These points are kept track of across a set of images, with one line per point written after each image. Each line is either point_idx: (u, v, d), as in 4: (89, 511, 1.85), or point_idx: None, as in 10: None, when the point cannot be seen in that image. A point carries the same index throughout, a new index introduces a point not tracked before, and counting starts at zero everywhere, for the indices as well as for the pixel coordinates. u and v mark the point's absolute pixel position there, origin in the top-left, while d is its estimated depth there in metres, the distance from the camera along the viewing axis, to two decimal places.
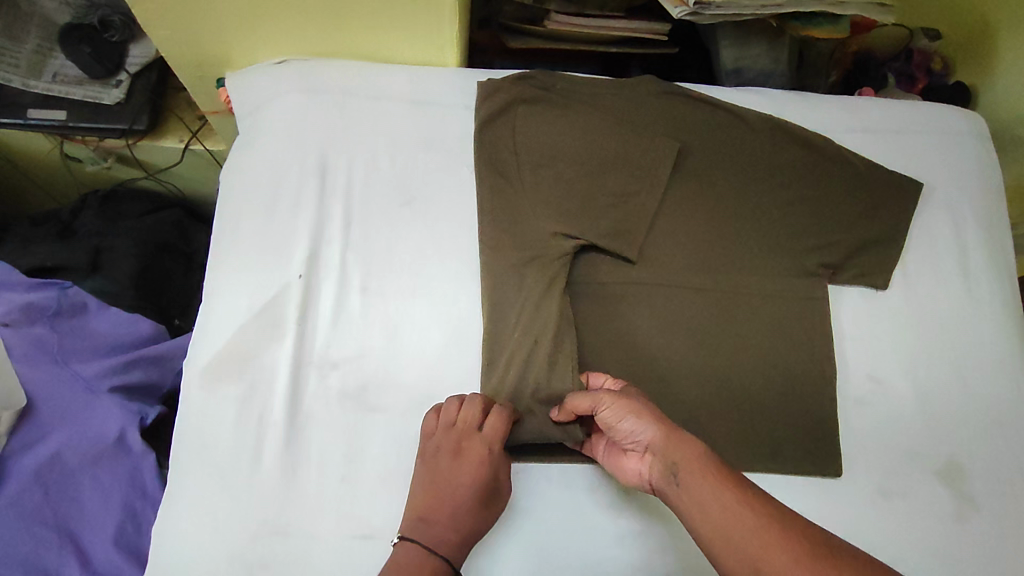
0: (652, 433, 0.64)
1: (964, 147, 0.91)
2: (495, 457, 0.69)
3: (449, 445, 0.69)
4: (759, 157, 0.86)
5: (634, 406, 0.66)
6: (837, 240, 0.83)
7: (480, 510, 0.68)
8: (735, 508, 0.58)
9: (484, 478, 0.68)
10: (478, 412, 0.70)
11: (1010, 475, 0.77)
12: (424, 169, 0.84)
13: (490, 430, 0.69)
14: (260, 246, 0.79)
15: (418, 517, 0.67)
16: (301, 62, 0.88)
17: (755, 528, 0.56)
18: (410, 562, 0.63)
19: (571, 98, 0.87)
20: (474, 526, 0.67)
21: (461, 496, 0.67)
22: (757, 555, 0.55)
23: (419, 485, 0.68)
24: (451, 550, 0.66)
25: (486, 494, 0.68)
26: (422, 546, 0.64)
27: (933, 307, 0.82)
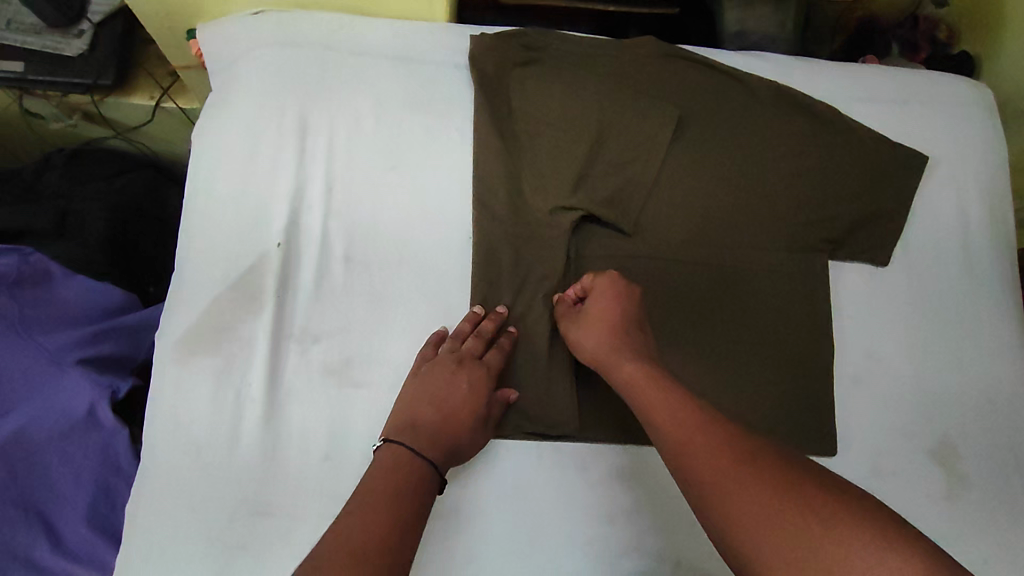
0: (609, 349, 0.67)
1: (970, 119, 0.88)
2: (488, 384, 0.69)
3: (449, 360, 0.68)
4: (761, 124, 0.83)
5: (595, 330, 0.68)
6: (839, 215, 0.80)
7: (468, 428, 0.66)
8: (686, 424, 0.57)
9: (478, 396, 0.68)
10: (483, 341, 0.70)
11: (1002, 454, 0.76)
12: (410, 132, 0.79)
13: (494, 357, 0.70)
14: (237, 210, 0.74)
15: (407, 423, 0.65)
16: (278, 14, 0.82)
17: (699, 447, 0.55)
18: (393, 466, 0.61)
19: (566, 58, 0.83)
20: (460, 438, 0.66)
21: (458, 412, 0.66)
22: (702, 474, 0.53)
23: (412, 397, 0.67)
24: (438, 456, 0.64)
25: (478, 415, 0.67)
26: (409, 448, 0.63)
27: (934, 283, 0.81)
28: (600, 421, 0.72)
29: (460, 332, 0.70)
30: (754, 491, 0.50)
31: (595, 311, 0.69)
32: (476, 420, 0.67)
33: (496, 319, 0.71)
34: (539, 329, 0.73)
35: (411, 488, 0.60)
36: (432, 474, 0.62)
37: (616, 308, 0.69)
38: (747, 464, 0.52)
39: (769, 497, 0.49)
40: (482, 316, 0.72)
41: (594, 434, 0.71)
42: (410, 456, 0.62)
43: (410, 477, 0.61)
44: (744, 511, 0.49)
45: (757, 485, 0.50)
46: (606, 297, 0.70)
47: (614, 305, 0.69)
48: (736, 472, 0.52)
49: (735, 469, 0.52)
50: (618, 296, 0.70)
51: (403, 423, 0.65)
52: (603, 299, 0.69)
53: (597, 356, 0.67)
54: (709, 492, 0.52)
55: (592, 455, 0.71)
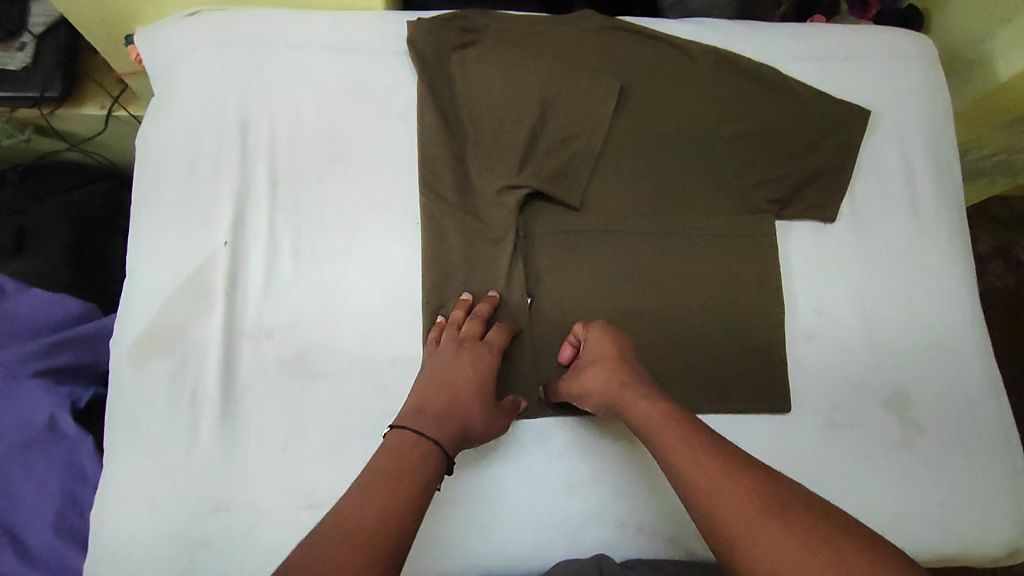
0: (615, 387, 0.65)
1: (910, 71, 0.89)
2: (491, 364, 0.69)
3: (449, 344, 0.69)
4: (703, 90, 0.83)
5: (597, 374, 0.66)
6: (785, 175, 0.81)
7: (477, 409, 0.66)
8: (710, 470, 0.54)
9: (481, 380, 0.67)
10: (482, 322, 0.71)
11: (957, 399, 0.77)
12: (353, 122, 0.79)
13: (494, 337, 0.71)
14: (182, 212, 0.74)
15: (414, 407, 0.64)
16: (214, 13, 0.82)
17: (729, 496, 0.52)
18: (400, 446, 0.60)
19: (505, 37, 0.83)
20: (470, 417, 0.65)
21: (464, 395, 0.66)
22: (730, 517, 0.51)
23: (419, 382, 0.67)
24: (446, 435, 0.62)
25: (485, 398, 0.67)
26: (414, 430, 0.61)
27: (883, 236, 0.81)
28: (559, 396, 0.73)
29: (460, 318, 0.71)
30: (788, 546, 0.48)
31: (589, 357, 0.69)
32: (484, 405, 0.66)
33: (491, 303, 0.72)
34: (483, 297, 0.74)
35: (420, 464, 0.59)
36: (441, 454, 0.61)
37: (616, 351, 0.68)
38: (781, 514, 0.50)
39: (806, 552, 0.47)
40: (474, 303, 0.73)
41: (550, 410, 0.72)
42: (417, 440, 0.61)
43: (419, 453, 0.60)
44: (776, 564, 0.47)
45: (792, 539, 0.48)
46: (598, 343, 0.69)
47: (614, 350, 0.68)
48: (770, 524, 0.50)
49: (767, 518, 0.50)
50: (611, 341, 0.69)
51: (410, 407, 0.65)
52: (595, 348, 0.69)
53: (605, 403, 0.65)
54: (742, 543, 0.49)
55: (551, 429, 0.72)
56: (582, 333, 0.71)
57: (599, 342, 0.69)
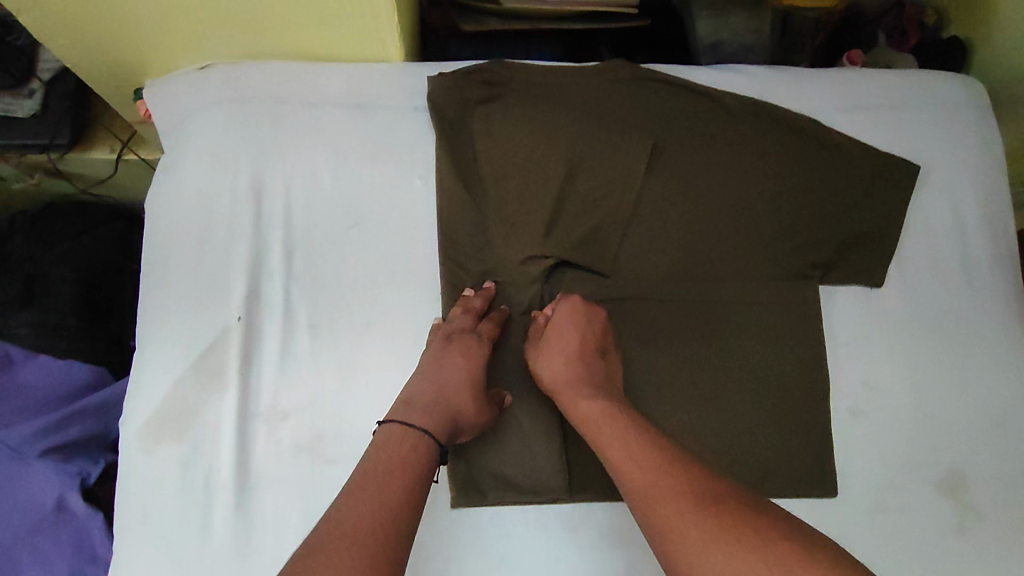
0: (566, 379, 0.66)
1: (962, 119, 0.83)
2: (482, 356, 0.68)
3: (440, 338, 0.67)
4: (739, 144, 0.79)
5: (555, 359, 0.67)
6: (826, 237, 0.77)
7: (467, 400, 0.65)
8: (642, 460, 0.56)
9: (473, 369, 0.66)
10: (473, 316, 0.69)
11: (1015, 480, 0.72)
12: (370, 185, 0.75)
13: (487, 329, 0.69)
14: (194, 282, 0.71)
15: (401, 399, 0.64)
16: (227, 67, 0.79)
17: (655, 483, 0.54)
18: (389, 437, 0.60)
19: (531, 90, 0.79)
20: (460, 409, 0.64)
21: (455, 385, 0.65)
22: (653, 501, 0.53)
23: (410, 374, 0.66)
24: (433, 424, 0.62)
25: (477, 389, 0.66)
26: (401, 420, 0.62)
27: (933, 301, 0.77)
28: (590, 479, 0.69)
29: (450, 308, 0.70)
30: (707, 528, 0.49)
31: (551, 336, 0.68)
32: (472, 395, 0.65)
33: (485, 295, 0.71)
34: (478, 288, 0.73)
35: (412, 460, 0.59)
36: (429, 441, 0.61)
37: (578, 332, 0.68)
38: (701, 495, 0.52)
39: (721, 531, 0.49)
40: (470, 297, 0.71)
41: (580, 494, 0.68)
42: (404, 433, 0.61)
43: (409, 443, 0.60)
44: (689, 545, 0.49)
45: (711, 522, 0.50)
46: (563, 325, 0.68)
47: (571, 332, 0.67)
48: (691, 505, 0.51)
49: (687, 500, 0.52)
50: (573, 322, 0.68)
51: (398, 400, 0.64)
52: (554, 329, 0.68)
53: (557, 385, 0.66)
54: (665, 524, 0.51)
55: (582, 516, 0.68)
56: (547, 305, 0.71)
57: (559, 324, 0.68)
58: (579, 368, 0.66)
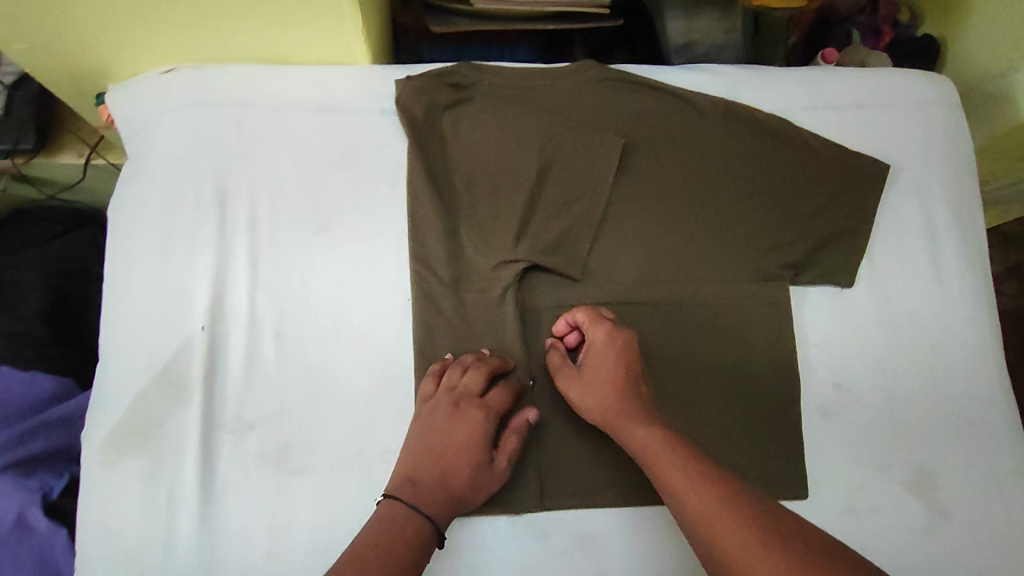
0: (612, 410, 0.64)
1: (932, 118, 0.84)
2: (490, 427, 0.66)
3: (448, 399, 0.66)
4: (711, 145, 0.79)
5: (594, 391, 0.66)
6: (798, 238, 0.77)
7: (472, 479, 0.64)
8: (710, 497, 0.56)
9: (479, 440, 0.65)
10: (484, 377, 0.67)
11: (984, 478, 0.72)
12: (337, 190, 0.74)
13: (495, 398, 0.67)
14: (156, 292, 0.70)
15: (406, 477, 0.63)
16: (190, 69, 0.77)
17: (727, 526, 0.54)
18: (391, 520, 0.60)
19: (501, 94, 0.78)
20: (464, 493, 0.64)
21: (460, 460, 0.64)
22: (729, 547, 0.53)
23: (417, 442, 0.65)
24: (438, 511, 0.62)
25: (483, 460, 0.65)
26: (407, 503, 0.61)
27: (904, 302, 0.77)
28: (561, 486, 0.68)
29: (473, 389, 0.66)
30: None
31: (586, 367, 0.67)
32: (477, 470, 0.64)
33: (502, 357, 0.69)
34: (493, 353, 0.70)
35: (411, 535, 0.60)
36: (433, 527, 0.61)
37: (619, 362, 0.67)
38: (779, 544, 0.52)
39: None
40: (468, 364, 0.68)
41: (550, 501, 0.68)
42: (410, 514, 0.61)
43: (412, 528, 0.60)
44: None
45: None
46: (602, 354, 0.67)
47: (615, 362, 0.66)
48: (768, 555, 0.51)
49: (764, 547, 0.52)
50: (616, 350, 0.67)
51: (404, 474, 0.64)
52: (600, 357, 0.67)
53: (597, 413, 0.65)
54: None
55: (552, 523, 0.68)
56: (588, 322, 0.69)
57: (597, 354, 0.67)
58: (625, 396, 0.65)
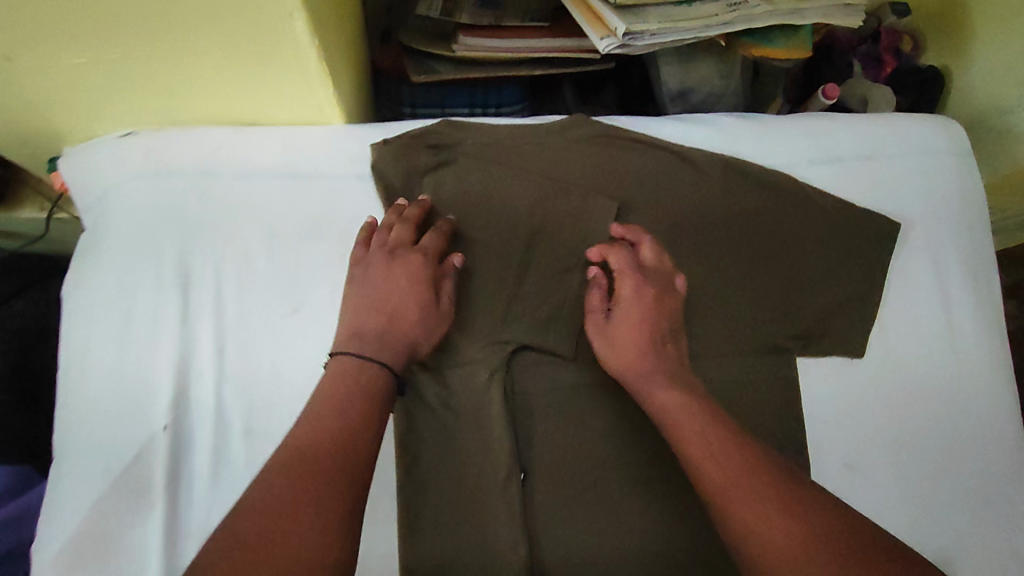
0: (634, 356, 0.63)
1: (945, 168, 0.79)
2: (430, 273, 0.66)
3: (380, 252, 0.66)
4: (711, 205, 0.74)
5: (626, 330, 0.65)
6: (804, 306, 0.73)
7: (417, 321, 0.64)
8: (728, 459, 0.53)
9: (420, 284, 0.65)
10: (413, 228, 0.68)
11: (1004, 562, 0.69)
12: (311, 266, 0.69)
13: (429, 241, 0.68)
14: (115, 386, 0.64)
15: (351, 333, 0.62)
16: (151, 135, 0.71)
17: (741, 488, 0.51)
18: (342, 374, 0.58)
19: (486, 153, 0.73)
20: (416, 337, 0.64)
21: (403, 311, 0.63)
22: (740, 508, 0.50)
23: (352, 303, 0.64)
24: (395, 357, 0.61)
25: (428, 300, 0.65)
26: (355, 355, 0.60)
27: (915, 371, 0.73)
28: None
29: (410, 218, 0.68)
30: (803, 549, 0.47)
31: (625, 302, 0.66)
32: (426, 307, 0.65)
33: (421, 206, 0.69)
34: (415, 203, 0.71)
35: (376, 389, 0.58)
36: (388, 376, 0.60)
37: (650, 316, 0.65)
38: (798, 514, 0.49)
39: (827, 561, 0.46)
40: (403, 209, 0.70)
41: None
42: (362, 374, 0.58)
43: (368, 376, 0.58)
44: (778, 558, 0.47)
45: (815, 546, 0.47)
46: (635, 305, 0.66)
47: (646, 313, 0.65)
48: (783, 517, 0.49)
49: (781, 514, 0.49)
50: (648, 300, 0.66)
51: (347, 331, 0.62)
52: (630, 311, 0.65)
53: (622, 358, 0.64)
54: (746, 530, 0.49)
55: None
56: (627, 258, 0.68)
57: (631, 306, 0.65)
58: (653, 345, 0.64)
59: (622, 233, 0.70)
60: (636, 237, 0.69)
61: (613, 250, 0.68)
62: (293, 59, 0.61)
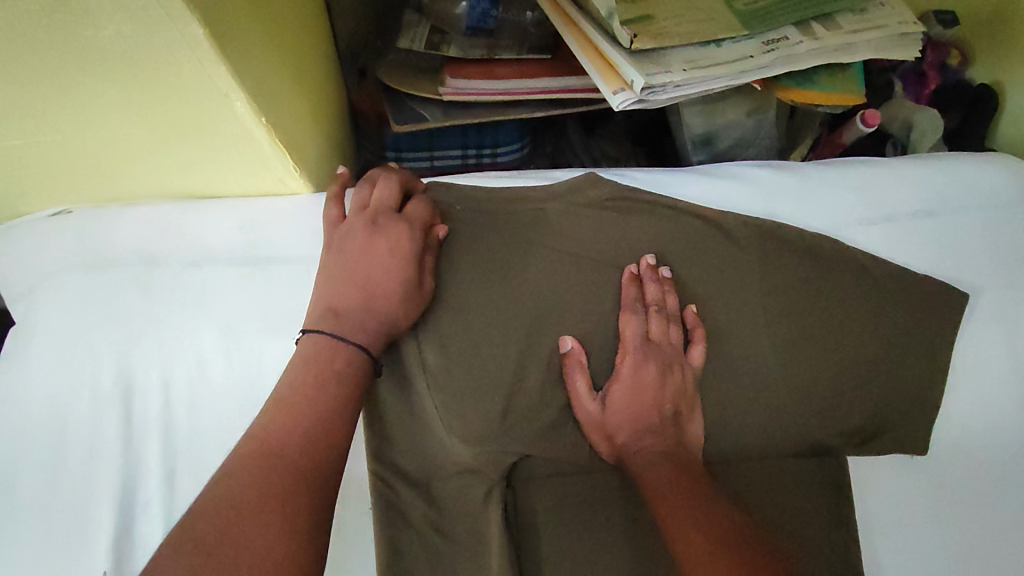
0: (635, 426, 0.57)
1: (1020, 219, 0.67)
2: (412, 238, 0.57)
3: (363, 220, 0.57)
4: (746, 278, 0.63)
5: (628, 401, 0.57)
6: (858, 396, 0.62)
7: (400, 298, 0.55)
8: (705, 536, 0.49)
9: (405, 248, 0.56)
10: (398, 196, 0.60)
11: None
12: (275, 368, 0.58)
13: (416, 212, 0.59)
14: (41, 527, 0.53)
15: (327, 309, 0.54)
16: (85, 214, 0.61)
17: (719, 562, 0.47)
18: (318, 354, 0.51)
19: (481, 222, 0.62)
20: (394, 319, 0.55)
21: (383, 279, 0.55)
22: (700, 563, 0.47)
23: (326, 273, 0.56)
24: (370, 337, 0.54)
25: (411, 269, 0.56)
26: (334, 335, 0.52)
27: (983, 468, 0.63)
28: None
29: (396, 185, 0.61)
30: None
31: (622, 381, 0.58)
32: (406, 285, 0.55)
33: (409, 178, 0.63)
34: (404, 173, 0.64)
35: (349, 376, 0.51)
36: (365, 358, 0.53)
37: (663, 386, 0.58)
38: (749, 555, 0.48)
39: None
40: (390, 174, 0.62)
41: None
42: (334, 351, 0.51)
43: (343, 360, 0.51)
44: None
45: None
46: (653, 371, 0.58)
47: (657, 384, 0.58)
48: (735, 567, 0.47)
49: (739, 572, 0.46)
50: (672, 378, 0.58)
51: (321, 309, 0.54)
52: (648, 380, 0.58)
53: (629, 427, 0.57)
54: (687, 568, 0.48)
55: None
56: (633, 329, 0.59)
57: (650, 369, 0.58)
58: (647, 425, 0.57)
59: (665, 274, 0.62)
60: (655, 300, 0.60)
61: (646, 282, 0.61)
62: (237, 136, 0.50)
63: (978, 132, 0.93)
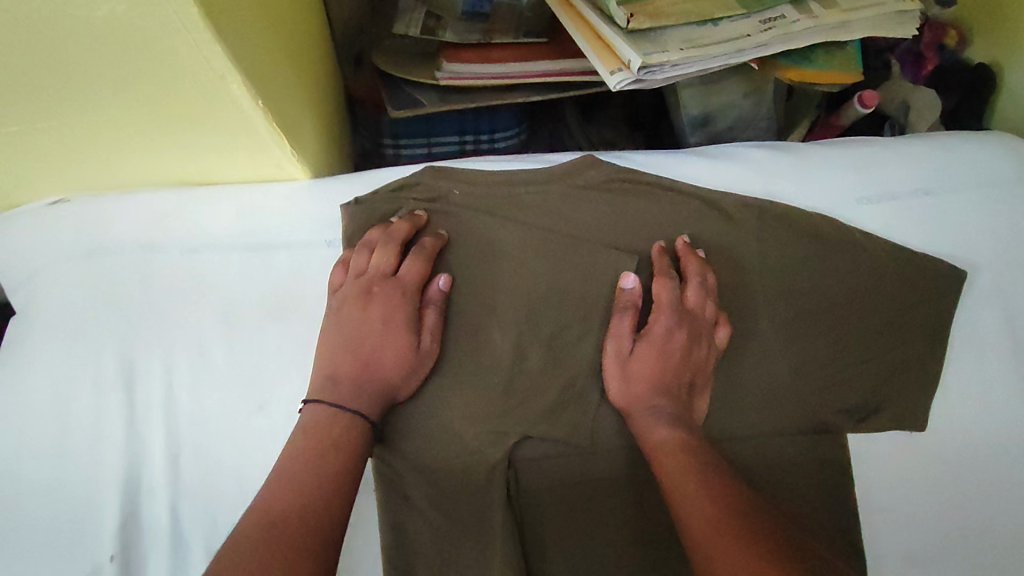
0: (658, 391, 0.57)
1: (1017, 199, 0.67)
2: (407, 306, 0.57)
3: (359, 287, 0.57)
4: (744, 259, 0.63)
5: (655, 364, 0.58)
6: (855, 375, 0.63)
7: (398, 369, 0.56)
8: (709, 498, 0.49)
9: (405, 320, 0.57)
10: (398, 250, 0.59)
11: None
12: (277, 354, 0.58)
13: (412, 269, 0.58)
14: (48, 514, 0.54)
15: (326, 375, 0.55)
16: (82, 202, 0.60)
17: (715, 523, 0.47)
18: (316, 425, 0.52)
19: (480, 204, 0.62)
20: (393, 386, 0.56)
21: (382, 352, 0.56)
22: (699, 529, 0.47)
23: (325, 340, 0.56)
24: (367, 404, 0.54)
25: (409, 341, 0.57)
26: (331, 404, 0.53)
27: (981, 445, 0.63)
28: None
29: (395, 240, 0.59)
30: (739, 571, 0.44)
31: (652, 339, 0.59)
32: (403, 355, 0.56)
33: (411, 221, 0.60)
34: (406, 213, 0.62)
35: (348, 442, 0.52)
36: (363, 424, 0.54)
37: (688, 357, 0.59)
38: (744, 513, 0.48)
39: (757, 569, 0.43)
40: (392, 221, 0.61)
41: None
42: (333, 424, 0.52)
43: (344, 431, 0.52)
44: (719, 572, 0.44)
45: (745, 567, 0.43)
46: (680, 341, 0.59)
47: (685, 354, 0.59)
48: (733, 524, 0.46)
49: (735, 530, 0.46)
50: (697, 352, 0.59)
51: (320, 375, 0.55)
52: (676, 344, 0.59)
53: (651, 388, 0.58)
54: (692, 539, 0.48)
55: None
56: (673, 293, 0.60)
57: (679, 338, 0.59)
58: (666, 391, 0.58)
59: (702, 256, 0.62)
60: (696, 274, 0.60)
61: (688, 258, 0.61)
62: (236, 121, 0.50)
63: (974, 114, 0.92)
